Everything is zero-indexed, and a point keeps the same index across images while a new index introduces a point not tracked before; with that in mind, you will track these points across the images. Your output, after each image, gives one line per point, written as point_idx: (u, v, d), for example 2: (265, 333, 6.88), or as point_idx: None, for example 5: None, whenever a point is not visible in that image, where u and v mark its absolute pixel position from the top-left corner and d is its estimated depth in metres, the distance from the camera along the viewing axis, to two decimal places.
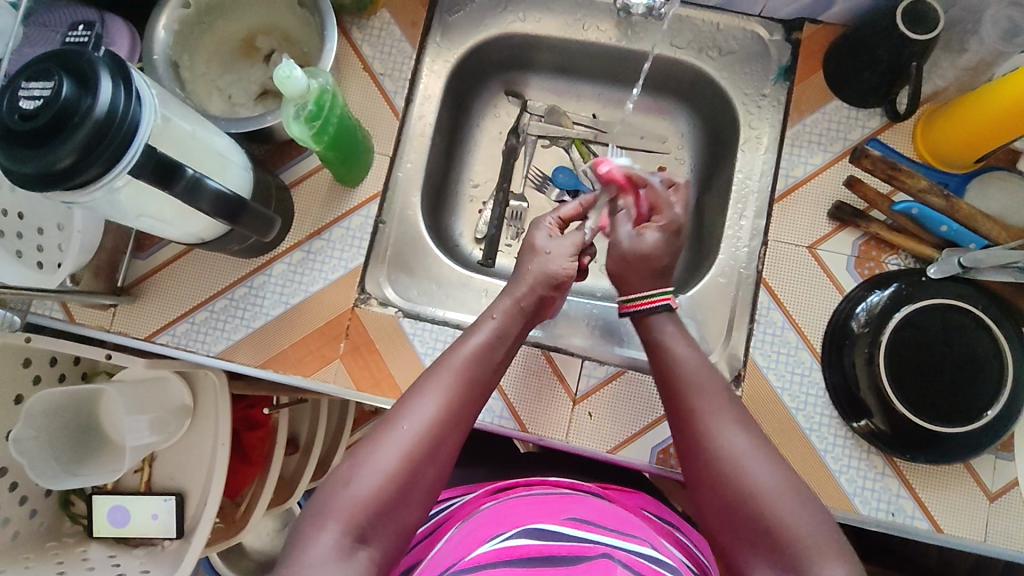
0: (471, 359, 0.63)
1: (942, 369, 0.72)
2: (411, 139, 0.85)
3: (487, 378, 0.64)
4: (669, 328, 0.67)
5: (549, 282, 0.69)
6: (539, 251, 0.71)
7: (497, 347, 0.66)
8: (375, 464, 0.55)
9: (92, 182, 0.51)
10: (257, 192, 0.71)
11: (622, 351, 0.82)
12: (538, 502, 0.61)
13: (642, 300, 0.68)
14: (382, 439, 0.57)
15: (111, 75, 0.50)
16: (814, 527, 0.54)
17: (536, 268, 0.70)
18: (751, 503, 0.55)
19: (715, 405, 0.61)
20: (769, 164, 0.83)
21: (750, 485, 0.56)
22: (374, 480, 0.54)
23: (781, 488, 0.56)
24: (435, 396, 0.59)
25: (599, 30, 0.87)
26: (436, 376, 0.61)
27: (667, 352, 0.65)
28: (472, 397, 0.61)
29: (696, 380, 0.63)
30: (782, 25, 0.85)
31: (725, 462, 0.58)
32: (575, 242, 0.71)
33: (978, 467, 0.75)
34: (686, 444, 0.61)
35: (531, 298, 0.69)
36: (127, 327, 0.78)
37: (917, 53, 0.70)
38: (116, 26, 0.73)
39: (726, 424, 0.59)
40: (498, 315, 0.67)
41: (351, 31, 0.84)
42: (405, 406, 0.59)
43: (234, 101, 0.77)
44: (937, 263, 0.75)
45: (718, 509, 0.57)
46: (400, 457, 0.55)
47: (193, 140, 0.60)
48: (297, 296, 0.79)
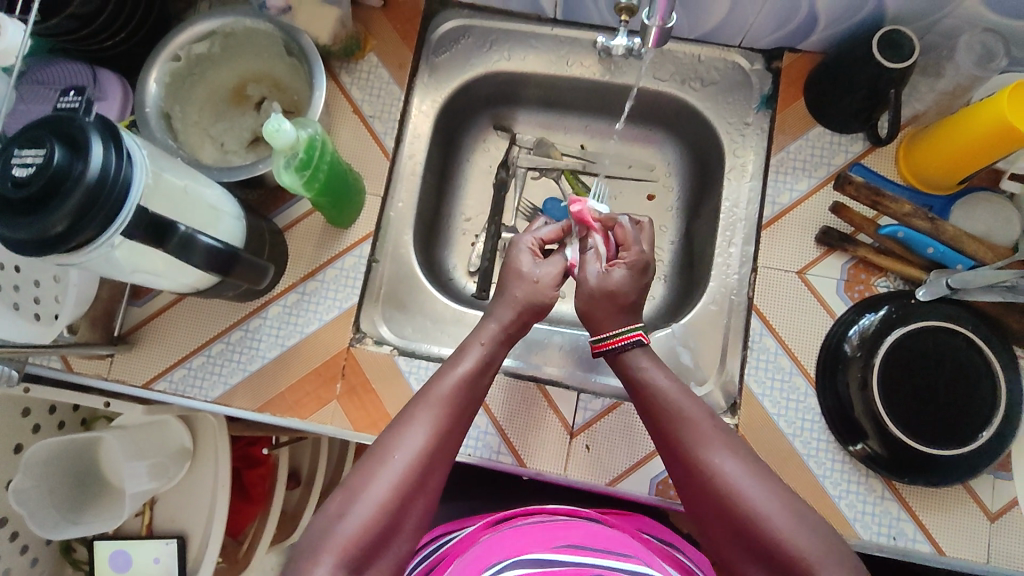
0: (456, 390, 0.64)
1: (936, 392, 0.73)
2: (402, 178, 0.86)
3: (472, 407, 0.65)
4: (647, 360, 0.67)
5: (536, 304, 0.71)
6: (526, 277, 0.72)
7: (483, 374, 0.67)
8: (367, 497, 0.55)
9: (88, 244, 0.52)
10: (252, 238, 0.72)
11: (616, 382, 0.82)
12: (539, 530, 0.61)
13: (608, 340, 0.69)
14: (372, 472, 0.57)
15: (102, 139, 0.51)
16: (817, 542, 0.53)
17: (518, 292, 0.71)
18: (752, 523, 0.55)
19: (703, 430, 0.61)
20: (755, 191, 0.84)
21: (748, 506, 0.55)
22: (367, 513, 0.54)
23: (778, 509, 0.55)
24: (423, 427, 0.60)
25: (583, 66, 0.88)
26: (424, 406, 0.62)
27: (649, 382, 0.65)
28: (457, 426, 0.62)
29: (681, 410, 0.63)
30: (762, 54, 0.86)
31: (713, 488, 0.57)
32: (557, 269, 0.72)
33: (978, 488, 0.75)
34: (681, 475, 0.60)
35: (517, 325, 0.70)
36: (125, 375, 0.79)
37: (894, 80, 0.72)
38: (108, 80, 0.75)
39: (717, 448, 0.59)
40: (483, 341, 0.68)
41: (340, 75, 0.85)
42: (396, 438, 0.59)
43: (226, 148, 0.79)
44: (926, 285, 0.75)
45: (722, 535, 0.57)
46: (391, 489, 0.56)
47: (186, 194, 0.62)
48: (293, 338, 0.79)
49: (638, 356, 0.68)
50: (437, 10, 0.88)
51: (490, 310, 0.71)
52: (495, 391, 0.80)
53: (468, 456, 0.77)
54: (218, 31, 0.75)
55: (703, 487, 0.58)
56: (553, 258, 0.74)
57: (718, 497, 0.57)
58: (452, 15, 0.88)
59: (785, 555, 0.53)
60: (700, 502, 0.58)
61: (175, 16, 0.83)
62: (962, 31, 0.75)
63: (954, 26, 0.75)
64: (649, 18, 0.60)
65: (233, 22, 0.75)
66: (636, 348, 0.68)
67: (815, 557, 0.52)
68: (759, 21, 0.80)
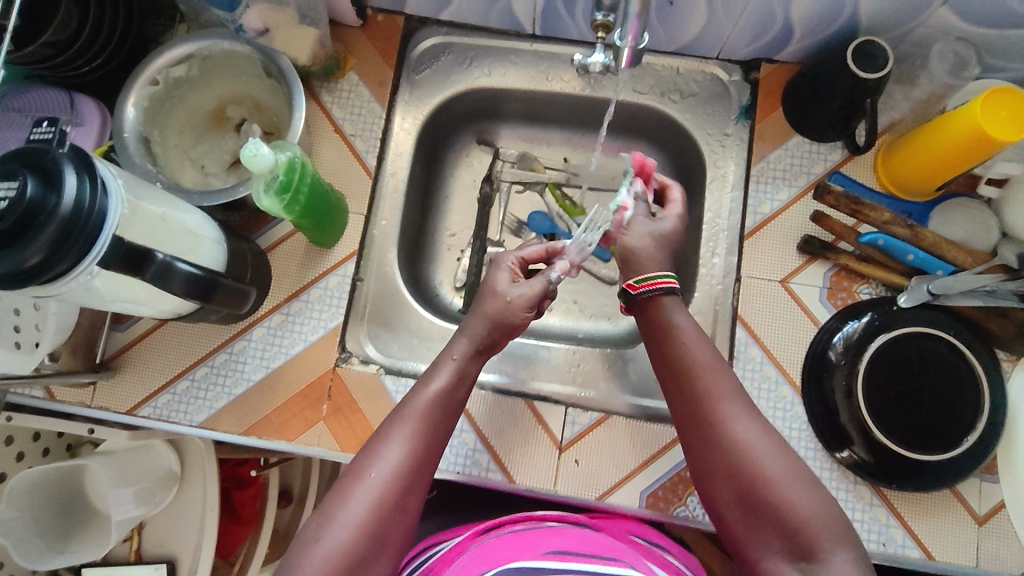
0: (432, 403, 0.64)
1: (921, 398, 0.73)
2: (384, 196, 0.85)
3: (450, 419, 0.65)
4: (678, 310, 0.65)
5: (507, 324, 0.70)
6: (501, 294, 0.71)
7: (459, 387, 0.67)
8: (344, 518, 0.55)
9: (64, 275, 0.51)
10: (233, 259, 0.72)
11: (633, 400, 0.82)
12: (528, 538, 0.61)
13: (646, 282, 0.66)
14: (348, 493, 0.57)
15: (76, 170, 0.51)
16: (826, 515, 0.54)
17: (491, 308, 0.70)
18: (761, 495, 0.55)
19: (722, 392, 0.60)
20: (736, 202, 0.85)
21: (759, 475, 0.56)
22: (346, 534, 0.54)
23: (791, 477, 0.56)
24: (401, 443, 0.60)
25: (563, 81, 0.89)
26: (400, 423, 0.62)
27: (671, 340, 0.64)
28: (434, 440, 0.62)
29: (703, 371, 0.62)
30: (740, 66, 0.87)
31: (726, 455, 0.58)
32: (535, 293, 0.71)
33: (965, 492, 0.75)
34: (697, 440, 0.60)
35: (488, 341, 0.70)
36: (109, 402, 0.78)
37: (870, 90, 0.72)
38: (85, 104, 0.75)
39: (735, 413, 0.59)
40: (454, 356, 0.68)
41: (320, 94, 0.85)
42: (371, 456, 0.59)
43: (207, 171, 0.79)
44: (908, 291, 0.76)
45: (730, 502, 0.57)
46: (370, 507, 0.56)
47: (165, 221, 0.61)
48: (277, 360, 0.79)
49: (674, 305, 0.66)
50: (417, 27, 0.89)
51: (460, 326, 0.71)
52: (483, 406, 0.79)
53: (456, 474, 0.77)
54: (196, 54, 0.75)
55: (715, 454, 0.58)
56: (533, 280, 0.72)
57: (730, 464, 0.57)
58: (431, 32, 0.89)
59: (793, 527, 0.53)
60: (711, 468, 0.59)
61: (153, 39, 0.83)
62: (935, 40, 0.76)
63: (926, 35, 0.76)
64: (621, 40, 0.60)
65: (211, 45, 0.74)
66: (669, 297, 0.66)
67: (823, 529, 0.53)
68: (735, 33, 0.81)
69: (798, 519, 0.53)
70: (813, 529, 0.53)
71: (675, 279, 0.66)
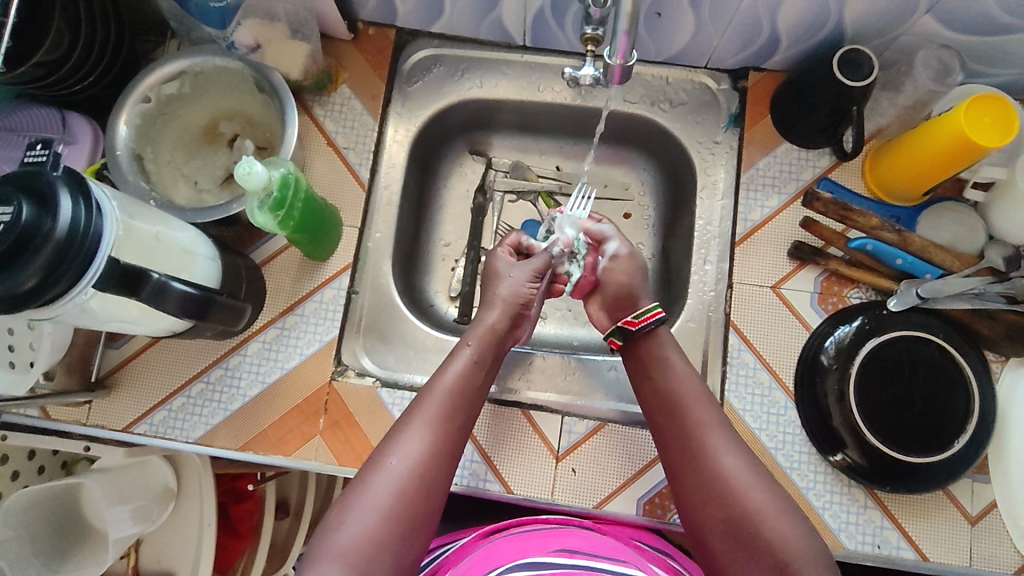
0: (452, 388, 0.66)
1: (912, 400, 0.74)
2: (378, 209, 0.86)
3: (473, 402, 0.67)
4: (673, 348, 0.70)
5: (517, 303, 0.73)
6: (506, 273, 0.76)
7: (481, 371, 0.69)
8: (367, 505, 0.57)
9: (59, 298, 0.52)
10: (228, 275, 0.72)
11: (615, 405, 0.82)
12: (531, 538, 0.61)
13: (643, 316, 0.70)
14: (370, 480, 0.59)
15: (70, 193, 0.51)
16: (809, 547, 0.56)
17: (505, 293, 0.74)
18: (748, 524, 0.57)
19: (712, 426, 0.63)
20: (727, 209, 0.86)
21: (747, 506, 0.58)
22: (369, 520, 0.56)
23: (776, 510, 0.57)
24: (423, 431, 0.62)
25: (554, 91, 0.89)
26: (418, 411, 0.64)
27: (664, 374, 0.68)
28: (457, 425, 0.64)
29: (692, 401, 0.65)
30: (728, 74, 0.88)
31: (715, 484, 0.60)
32: (540, 264, 0.76)
33: (957, 493, 0.76)
34: (684, 469, 0.62)
35: (505, 322, 0.72)
36: (105, 420, 0.78)
37: (857, 97, 0.73)
38: (78, 123, 0.75)
39: (724, 446, 0.61)
40: (474, 342, 0.70)
41: (313, 108, 0.86)
42: (393, 442, 0.61)
43: (200, 187, 0.79)
44: (897, 296, 0.77)
45: (715, 522, 0.59)
46: (392, 494, 0.58)
47: (159, 239, 0.61)
48: (273, 375, 0.79)
49: (666, 341, 0.70)
50: (408, 40, 0.89)
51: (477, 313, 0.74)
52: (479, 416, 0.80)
53: (453, 485, 0.77)
54: (187, 70, 0.75)
55: (704, 484, 0.60)
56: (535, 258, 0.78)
57: (718, 495, 0.59)
58: (422, 44, 0.89)
59: (779, 557, 0.55)
60: (698, 498, 0.60)
61: (144, 55, 0.83)
62: (920, 47, 0.77)
63: (912, 42, 0.77)
64: (611, 57, 0.60)
65: (203, 61, 0.75)
66: (664, 329, 0.71)
67: (808, 561, 0.55)
68: (723, 43, 0.82)
69: (783, 550, 0.55)
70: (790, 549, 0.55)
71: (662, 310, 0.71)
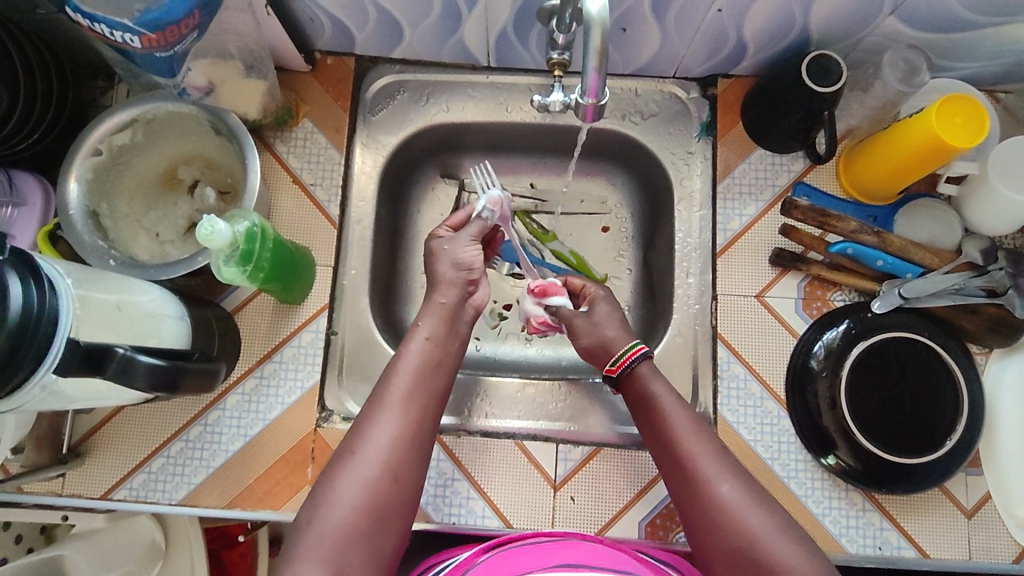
0: (414, 374, 0.63)
1: (902, 401, 0.74)
2: (351, 244, 0.83)
3: (436, 384, 0.64)
4: (656, 379, 0.66)
5: (462, 271, 0.70)
6: (444, 251, 0.71)
7: (443, 349, 0.66)
8: (337, 499, 0.55)
9: (22, 385, 0.49)
10: (198, 330, 0.69)
11: (619, 428, 0.81)
12: (532, 554, 0.56)
13: (619, 360, 0.67)
14: (337, 475, 0.56)
15: (20, 276, 0.49)
16: (812, 566, 0.53)
17: (447, 270, 0.70)
18: (745, 549, 0.54)
19: (704, 453, 0.60)
20: (706, 220, 0.85)
21: (743, 535, 0.55)
22: (340, 511, 0.54)
23: (776, 532, 0.55)
24: (389, 418, 0.59)
25: (522, 111, 0.87)
26: (383, 401, 0.60)
27: (654, 409, 0.64)
28: (425, 409, 0.61)
29: (676, 421, 0.62)
30: (697, 82, 0.87)
31: (710, 514, 0.57)
32: (474, 231, 0.73)
33: (953, 488, 0.76)
34: (683, 498, 0.59)
35: (460, 296, 0.69)
36: (82, 489, 0.75)
37: (827, 102, 0.73)
38: (27, 184, 0.72)
39: (720, 474, 0.58)
40: (427, 320, 0.67)
41: (275, 144, 0.83)
42: (357, 435, 0.58)
43: (163, 239, 0.75)
44: (880, 296, 0.77)
45: (699, 508, 0.58)
46: (361, 483, 0.55)
47: (120, 308, 0.59)
48: (255, 427, 0.76)
49: (652, 373, 0.67)
50: (368, 67, 0.86)
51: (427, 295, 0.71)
52: (471, 449, 0.78)
53: (452, 523, 0.75)
54: (139, 118, 0.72)
55: (700, 513, 0.57)
56: (469, 225, 0.74)
57: (713, 522, 0.56)
58: (384, 70, 0.87)
59: None
60: (698, 528, 0.57)
61: (92, 101, 0.79)
62: (886, 47, 0.77)
63: (878, 43, 0.76)
64: (583, 96, 0.59)
65: (154, 108, 0.71)
66: (644, 364, 0.67)
67: None
68: (690, 53, 0.80)
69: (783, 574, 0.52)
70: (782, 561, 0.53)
71: (644, 344, 0.68)
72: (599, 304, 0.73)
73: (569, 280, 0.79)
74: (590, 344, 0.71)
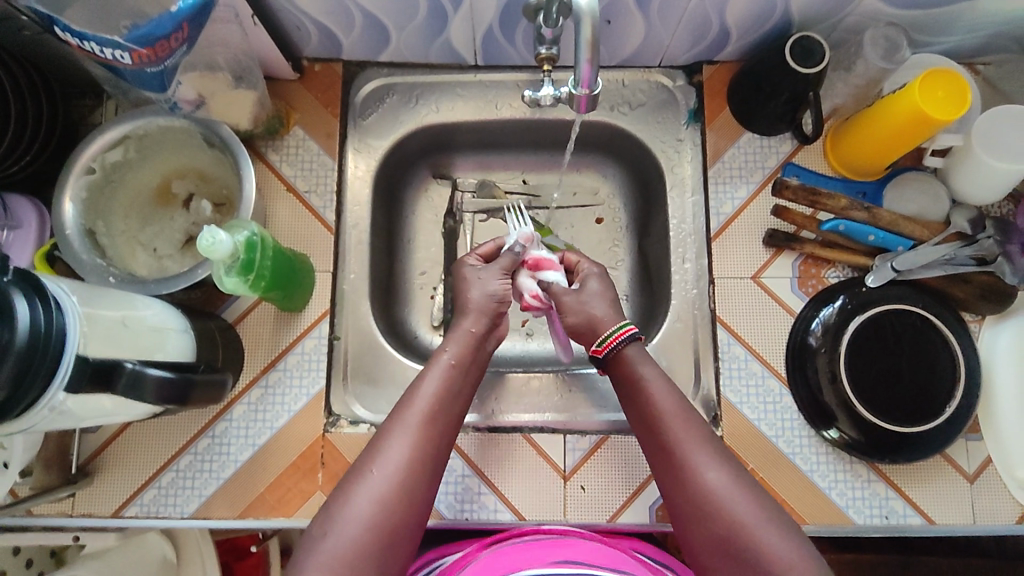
0: (435, 399, 0.62)
1: (901, 373, 0.75)
2: (349, 249, 0.83)
3: (454, 411, 0.63)
4: (644, 361, 0.65)
5: (493, 302, 0.71)
6: (474, 281, 0.73)
7: (465, 376, 0.66)
8: (350, 515, 0.55)
9: (32, 407, 0.49)
10: (202, 343, 0.70)
11: (605, 416, 0.82)
12: (535, 549, 0.58)
13: (608, 339, 0.66)
14: (352, 492, 0.56)
15: (26, 296, 0.49)
16: (801, 558, 0.53)
17: (478, 298, 0.71)
18: (734, 538, 0.54)
19: (693, 438, 0.59)
20: (698, 205, 0.86)
21: (730, 523, 0.55)
22: (353, 529, 0.54)
23: (764, 522, 0.54)
24: (405, 439, 0.59)
25: (511, 107, 0.88)
26: (400, 421, 0.60)
27: (641, 390, 0.63)
28: (442, 431, 0.61)
29: (664, 405, 0.61)
30: (682, 70, 0.88)
31: (696, 501, 0.56)
32: (507, 263, 0.75)
33: (954, 454, 0.78)
34: (668, 482, 0.59)
35: (486, 323, 0.70)
36: (93, 508, 0.75)
37: (811, 83, 0.74)
38: (21, 207, 0.72)
39: (706, 459, 0.58)
40: (451, 345, 0.67)
41: (267, 153, 0.83)
42: (373, 454, 0.58)
43: (160, 254, 0.76)
44: (874, 271, 0.78)
45: (690, 506, 0.57)
46: (375, 502, 0.55)
47: (125, 325, 0.59)
48: (263, 435, 0.77)
49: (639, 355, 0.66)
50: (356, 72, 0.87)
51: (452, 321, 0.71)
52: (480, 445, 0.79)
53: (465, 520, 0.76)
54: (130, 134, 0.72)
55: (685, 498, 0.57)
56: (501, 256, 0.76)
57: (700, 509, 0.56)
58: (372, 74, 0.87)
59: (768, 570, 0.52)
60: (685, 516, 0.57)
61: (80, 120, 0.79)
62: (866, 26, 0.78)
63: (858, 22, 0.78)
64: (576, 87, 0.60)
65: (145, 123, 0.71)
66: (632, 346, 0.66)
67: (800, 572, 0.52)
68: (674, 42, 0.81)
69: (771, 565, 0.52)
70: (770, 552, 0.53)
71: (633, 325, 0.67)
72: (589, 284, 0.72)
73: (564, 257, 0.77)
74: (575, 326, 0.70)
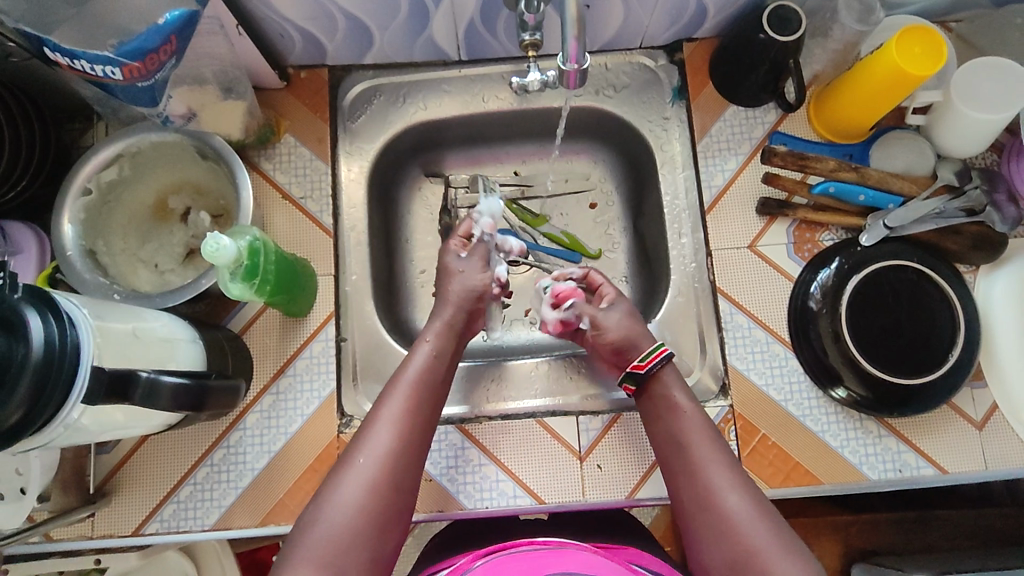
0: (416, 383, 0.66)
1: (902, 330, 0.76)
2: (349, 251, 0.84)
3: (437, 396, 0.67)
4: (677, 386, 0.68)
5: (472, 296, 0.74)
6: (455, 272, 0.76)
7: (442, 364, 0.69)
8: (340, 499, 0.57)
9: (48, 423, 0.50)
10: (211, 352, 0.70)
11: (610, 395, 0.82)
12: (530, 561, 0.54)
13: (650, 356, 0.69)
14: (341, 478, 0.58)
15: (38, 311, 0.49)
16: None
17: (457, 291, 0.74)
18: (748, 560, 0.56)
19: (714, 463, 0.62)
20: (690, 179, 0.87)
21: (744, 547, 0.56)
22: (342, 516, 0.56)
23: (779, 549, 0.56)
24: (388, 426, 0.62)
25: (498, 99, 0.89)
26: (386, 407, 0.63)
27: (671, 416, 0.66)
28: (424, 413, 0.65)
29: (692, 431, 0.65)
30: (663, 50, 0.89)
31: (716, 525, 0.59)
32: (484, 253, 0.78)
33: (960, 403, 0.79)
34: (689, 509, 0.61)
35: (460, 317, 0.73)
36: (112, 529, 0.75)
37: (790, 50, 0.75)
38: (20, 232, 0.72)
39: (727, 486, 0.60)
40: (433, 336, 0.71)
41: (260, 163, 0.84)
42: (360, 441, 0.61)
43: (162, 269, 0.76)
44: (867, 230, 0.79)
45: (708, 529, 0.59)
46: (362, 487, 0.58)
47: (136, 336, 0.59)
48: (278, 442, 0.77)
49: (673, 379, 0.69)
50: (342, 76, 0.87)
51: (433, 313, 0.75)
52: (494, 433, 0.79)
53: (487, 508, 0.77)
54: (123, 153, 0.72)
55: (705, 522, 0.60)
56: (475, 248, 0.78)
57: (718, 532, 0.58)
58: (358, 77, 0.88)
59: None
60: (701, 541, 0.60)
61: (73, 144, 0.80)
62: None
63: None
64: (563, 63, 0.61)
65: (137, 142, 0.72)
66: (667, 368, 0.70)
67: None
68: (653, 22, 0.83)
69: None
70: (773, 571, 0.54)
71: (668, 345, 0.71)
72: (617, 305, 0.76)
73: (588, 275, 0.80)
74: (614, 347, 0.73)
